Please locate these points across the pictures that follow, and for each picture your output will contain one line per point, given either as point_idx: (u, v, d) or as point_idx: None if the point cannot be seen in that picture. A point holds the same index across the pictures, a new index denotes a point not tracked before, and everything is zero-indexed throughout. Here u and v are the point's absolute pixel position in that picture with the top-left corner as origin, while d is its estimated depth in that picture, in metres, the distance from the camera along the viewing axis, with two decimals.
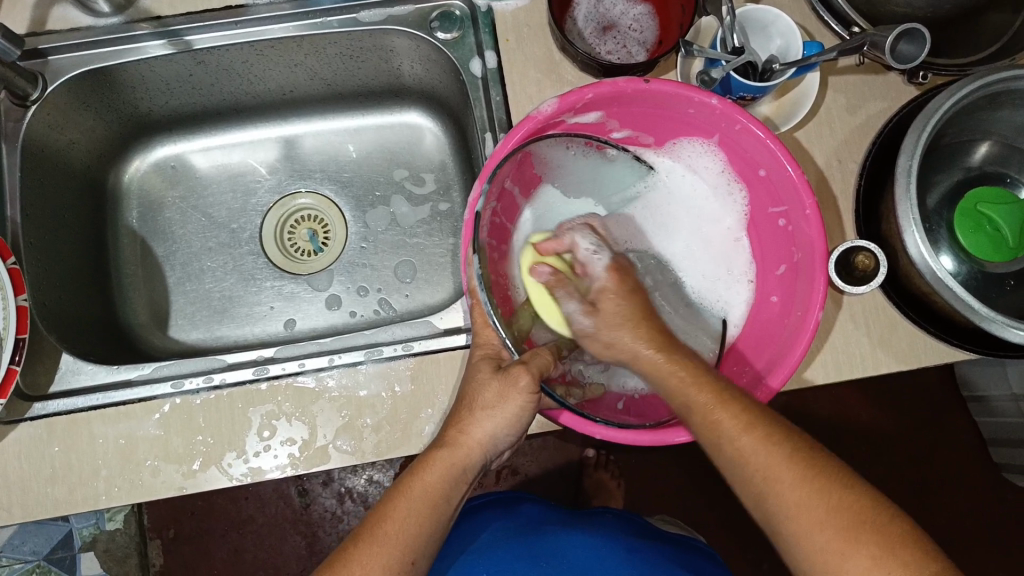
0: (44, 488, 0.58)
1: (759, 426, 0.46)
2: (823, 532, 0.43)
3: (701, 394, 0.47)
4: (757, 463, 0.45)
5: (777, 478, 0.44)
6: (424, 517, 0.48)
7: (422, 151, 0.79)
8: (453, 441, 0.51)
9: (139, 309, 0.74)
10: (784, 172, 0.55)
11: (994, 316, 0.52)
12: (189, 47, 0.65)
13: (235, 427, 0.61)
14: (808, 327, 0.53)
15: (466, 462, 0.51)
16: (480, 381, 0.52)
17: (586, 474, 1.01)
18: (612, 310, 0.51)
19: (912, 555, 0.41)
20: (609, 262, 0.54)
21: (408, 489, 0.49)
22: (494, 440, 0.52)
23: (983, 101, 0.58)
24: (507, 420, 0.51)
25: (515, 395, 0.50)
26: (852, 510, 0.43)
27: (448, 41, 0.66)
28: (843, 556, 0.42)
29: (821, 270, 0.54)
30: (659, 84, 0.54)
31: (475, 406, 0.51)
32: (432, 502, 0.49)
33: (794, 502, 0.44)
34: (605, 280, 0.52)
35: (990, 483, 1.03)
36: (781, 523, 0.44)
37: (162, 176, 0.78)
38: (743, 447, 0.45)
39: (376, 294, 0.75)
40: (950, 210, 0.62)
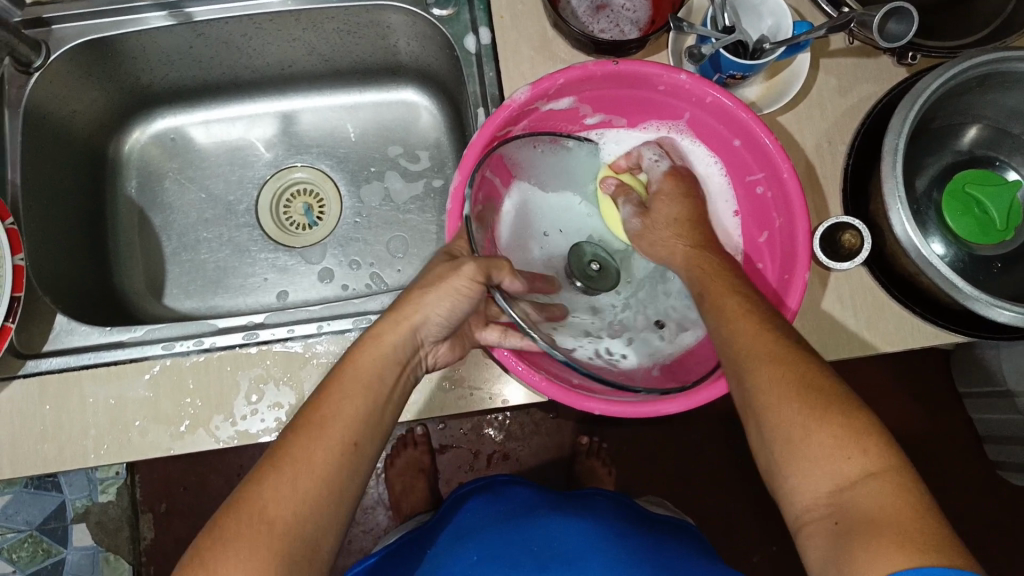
0: (34, 445, 0.59)
1: (752, 314, 0.47)
2: (791, 410, 0.42)
3: (714, 282, 0.51)
4: (745, 341, 0.46)
5: (761, 358, 0.45)
6: (361, 398, 0.48)
7: (417, 129, 0.79)
8: (387, 326, 0.51)
9: (135, 277, 0.75)
10: (761, 143, 0.56)
11: (978, 295, 0.53)
12: (189, 19, 0.67)
13: (223, 390, 0.61)
14: (794, 297, 0.54)
15: (398, 341, 0.51)
16: (430, 268, 0.52)
17: (578, 460, 1.01)
18: (662, 210, 0.57)
19: (878, 442, 0.40)
20: (668, 168, 0.60)
21: (342, 376, 0.48)
22: (429, 321, 0.52)
23: (973, 83, 0.58)
24: (447, 295, 0.51)
25: (456, 277, 0.50)
26: (824, 396, 0.42)
27: (443, 18, 0.67)
28: (808, 433, 0.41)
29: (803, 234, 0.55)
30: (628, 64, 0.55)
31: (413, 289, 0.52)
32: (366, 383, 0.48)
33: (766, 382, 0.44)
34: (663, 183, 0.58)
35: (984, 480, 1.02)
36: (753, 404, 0.44)
37: (161, 148, 0.79)
38: (737, 327, 0.47)
39: (368, 268, 0.76)
40: (938, 192, 0.62)
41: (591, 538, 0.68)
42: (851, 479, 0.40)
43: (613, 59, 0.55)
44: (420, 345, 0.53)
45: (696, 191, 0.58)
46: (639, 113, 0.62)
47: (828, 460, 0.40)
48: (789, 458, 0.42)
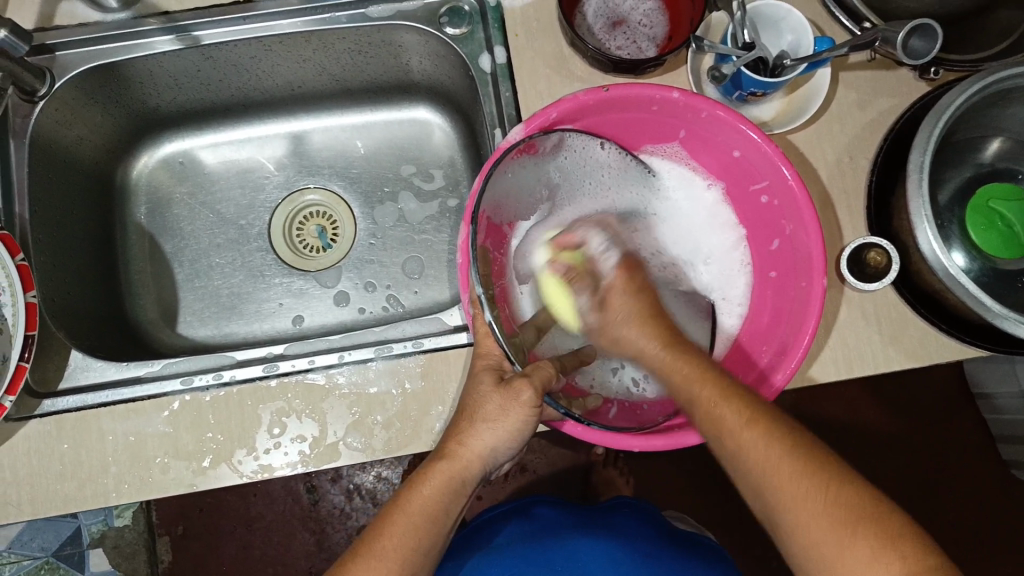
0: (54, 485, 0.58)
1: (759, 420, 0.45)
2: (823, 527, 0.41)
3: (701, 385, 0.48)
4: (757, 455, 0.44)
5: (818, 522, 0.41)
6: (422, 534, 0.48)
7: (430, 147, 0.79)
8: (453, 453, 0.51)
9: (148, 305, 0.74)
10: (760, 150, 0.56)
11: (1006, 313, 0.52)
12: (198, 43, 0.65)
13: (245, 424, 0.61)
14: (815, 307, 0.54)
15: (464, 475, 0.50)
16: (484, 393, 0.51)
17: (594, 471, 1.02)
18: (620, 309, 0.53)
19: (925, 559, 0.39)
20: (618, 261, 0.55)
21: (405, 507, 0.49)
22: (494, 453, 0.51)
23: (997, 98, 0.57)
24: (510, 431, 0.51)
25: (518, 408, 0.50)
26: (858, 505, 0.41)
27: (456, 37, 0.66)
28: (846, 548, 0.40)
29: (816, 242, 0.54)
30: (619, 89, 0.54)
31: (475, 418, 0.51)
32: (429, 516, 0.49)
33: (794, 499, 0.42)
34: (612, 279, 0.54)
35: (998, 480, 1.03)
36: (786, 524, 0.42)
37: (170, 172, 0.78)
38: (744, 441, 0.45)
39: (384, 290, 0.75)
40: (960, 207, 0.61)
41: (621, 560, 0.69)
42: None
43: (603, 86, 0.55)
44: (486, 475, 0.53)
45: (645, 283, 0.55)
46: (634, 134, 0.61)
47: None
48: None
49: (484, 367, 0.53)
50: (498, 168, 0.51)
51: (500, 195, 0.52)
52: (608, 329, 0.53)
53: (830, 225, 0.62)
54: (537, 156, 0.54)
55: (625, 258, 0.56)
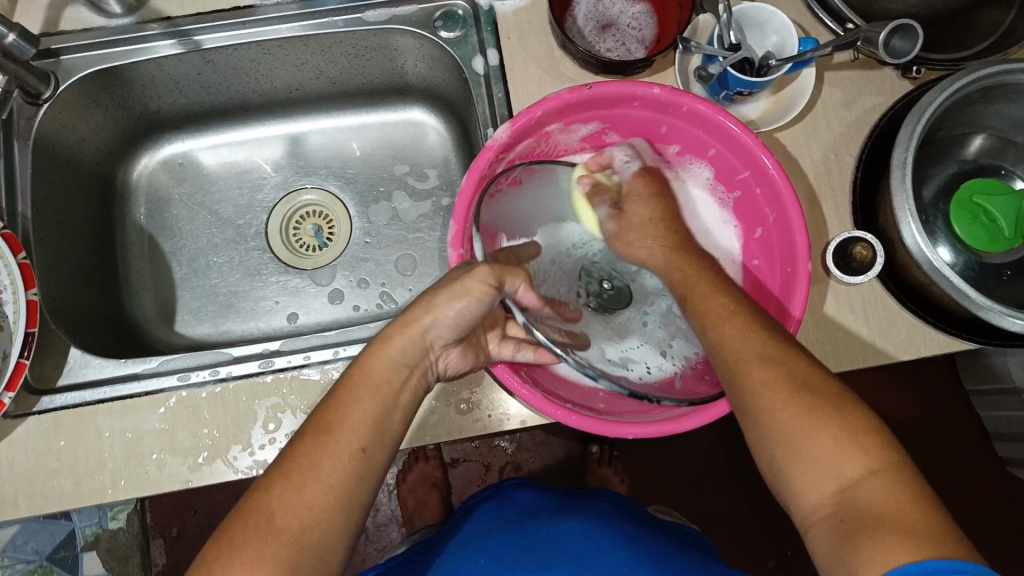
0: (51, 481, 0.59)
1: (740, 318, 0.49)
2: (788, 406, 0.43)
3: (698, 284, 0.53)
4: (734, 345, 0.47)
5: (784, 404, 0.44)
6: (371, 408, 0.47)
7: (424, 148, 0.80)
8: (398, 330, 0.50)
9: (146, 305, 0.75)
10: (740, 141, 0.57)
11: (992, 304, 0.53)
12: (198, 47, 0.67)
13: (240, 421, 0.61)
14: (801, 291, 0.54)
15: (410, 347, 0.50)
16: (442, 281, 0.52)
17: (590, 470, 0.99)
18: (635, 212, 0.61)
19: (878, 443, 0.41)
20: (641, 170, 0.63)
21: (352, 384, 0.48)
22: (443, 323, 0.51)
23: (979, 94, 0.59)
24: (465, 306, 0.51)
25: (474, 286, 0.50)
26: (822, 394, 0.43)
27: (450, 40, 0.67)
28: (808, 433, 0.42)
29: (801, 228, 0.55)
30: (601, 88, 0.56)
31: (422, 299, 0.51)
32: (377, 390, 0.48)
33: (762, 385, 0.45)
34: (635, 184, 0.62)
35: (994, 479, 1.03)
36: (753, 406, 0.45)
37: (169, 173, 0.79)
38: (726, 332, 0.48)
39: (378, 287, 0.76)
40: (945, 201, 0.62)
41: (600, 540, 0.65)
42: (851, 478, 0.40)
43: (586, 83, 0.56)
44: (432, 352, 0.52)
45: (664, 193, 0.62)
46: (618, 130, 0.62)
47: (828, 460, 0.41)
48: (793, 460, 0.42)
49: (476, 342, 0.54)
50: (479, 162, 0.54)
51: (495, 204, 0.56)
52: (624, 235, 0.60)
53: (817, 219, 0.63)
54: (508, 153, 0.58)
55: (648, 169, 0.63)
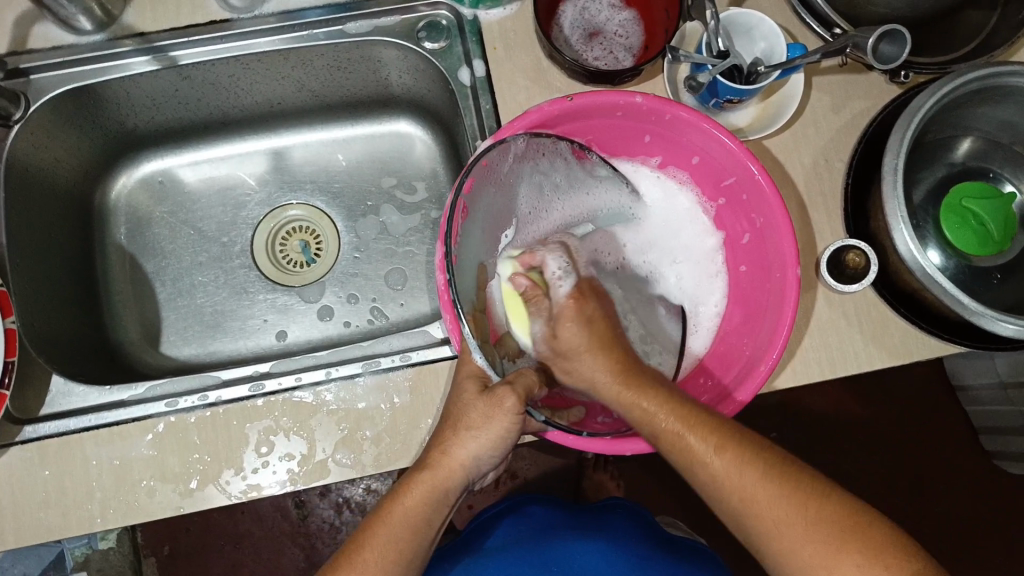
0: (39, 512, 0.57)
1: (727, 444, 0.47)
2: (809, 548, 0.43)
3: (669, 419, 0.47)
4: (731, 483, 0.46)
5: (802, 541, 0.44)
6: (404, 546, 0.48)
7: (411, 160, 0.79)
8: (434, 463, 0.51)
9: (130, 327, 0.74)
10: (724, 148, 0.56)
11: (984, 310, 0.53)
12: (175, 63, 0.65)
13: (232, 444, 0.60)
14: (791, 294, 0.54)
15: (448, 485, 0.50)
16: (467, 402, 0.51)
17: (586, 476, 1.01)
18: (570, 338, 0.51)
19: (900, 557, 0.42)
20: (573, 288, 0.53)
21: (388, 517, 0.49)
22: (477, 462, 0.51)
23: (967, 98, 0.59)
24: (493, 440, 0.50)
25: (501, 416, 0.49)
26: (836, 519, 0.44)
27: (435, 51, 0.66)
28: (830, 564, 0.42)
29: (788, 233, 0.55)
30: (583, 99, 0.55)
31: (459, 427, 0.51)
32: (412, 527, 0.49)
33: (771, 518, 0.44)
34: (565, 304, 0.52)
35: (981, 470, 1.05)
36: (770, 545, 0.44)
37: (150, 193, 0.78)
38: (716, 468, 0.46)
39: (368, 303, 0.75)
40: (935, 206, 0.63)
41: (614, 557, 0.67)
42: None
43: (568, 96, 0.55)
44: (469, 485, 0.53)
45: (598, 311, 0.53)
46: (601, 142, 0.61)
47: None
48: None
49: (470, 373, 0.53)
50: (459, 196, 0.50)
51: (478, 235, 0.52)
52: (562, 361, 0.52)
53: (809, 226, 0.63)
54: (496, 173, 0.52)
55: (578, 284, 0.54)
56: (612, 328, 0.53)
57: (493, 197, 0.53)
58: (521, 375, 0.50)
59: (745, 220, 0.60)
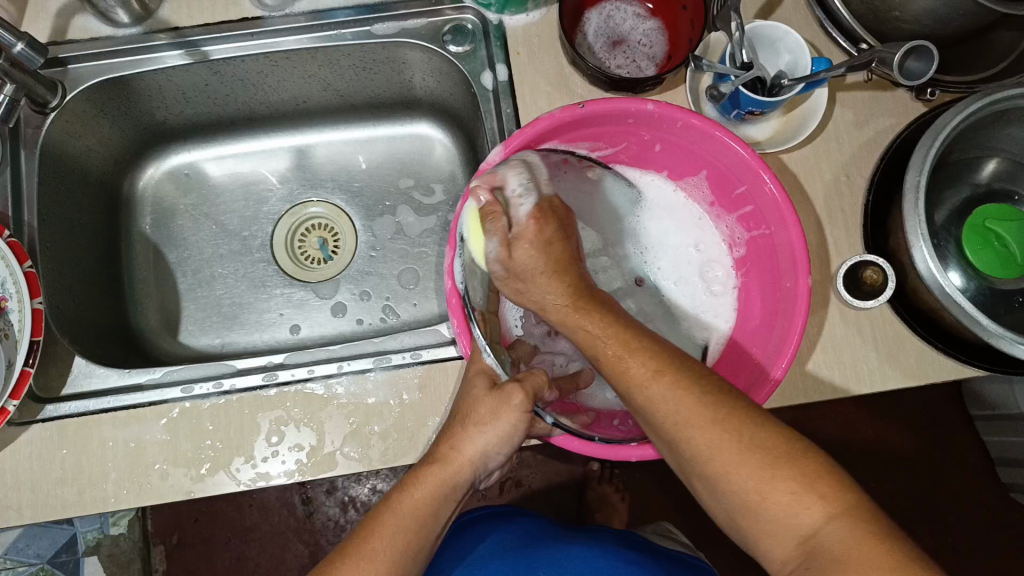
0: (54, 490, 0.58)
1: (668, 371, 0.45)
2: (741, 469, 0.42)
3: (612, 340, 0.48)
4: (665, 403, 0.44)
5: (736, 463, 0.42)
6: (411, 536, 0.47)
7: (431, 162, 0.80)
8: (443, 457, 0.50)
9: (150, 314, 0.75)
10: (734, 154, 0.56)
11: (1003, 332, 0.52)
12: (206, 58, 0.66)
13: (244, 432, 0.61)
14: (803, 305, 0.54)
15: (455, 479, 0.50)
16: (474, 398, 0.51)
17: (589, 486, 1.01)
18: (525, 260, 0.53)
19: (829, 483, 0.41)
20: (534, 208, 0.54)
21: (398, 506, 0.48)
22: (485, 457, 0.51)
23: (992, 118, 0.58)
24: (501, 434, 0.50)
25: (509, 412, 0.50)
26: (766, 444, 0.42)
27: (459, 54, 0.67)
28: (764, 489, 0.41)
29: (800, 242, 0.54)
30: (594, 106, 0.54)
31: (466, 422, 0.51)
32: (422, 518, 0.48)
33: (706, 445, 0.43)
34: (524, 227, 0.53)
35: (998, 503, 1.02)
36: (702, 462, 0.43)
37: (176, 184, 0.79)
38: (651, 393, 0.45)
39: (382, 301, 0.76)
40: (957, 226, 0.62)
41: (601, 563, 0.65)
42: (816, 526, 0.40)
43: (580, 102, 0.54)
44: (474, 482, 0.52)
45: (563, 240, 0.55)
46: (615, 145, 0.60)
47: (790, 512, 0.41)
48: (759, 520, 0.42)
49: (478, 371, 0.52)
50: (472, 210, 0.53)
51: None
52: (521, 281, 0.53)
53: (827, 241, 0.62)
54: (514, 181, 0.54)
55: (539, 203, 0.55)
56: (570, 249, 0.55)
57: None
58: (530, 374, 0.52)
59: (757, 232, 0.59)
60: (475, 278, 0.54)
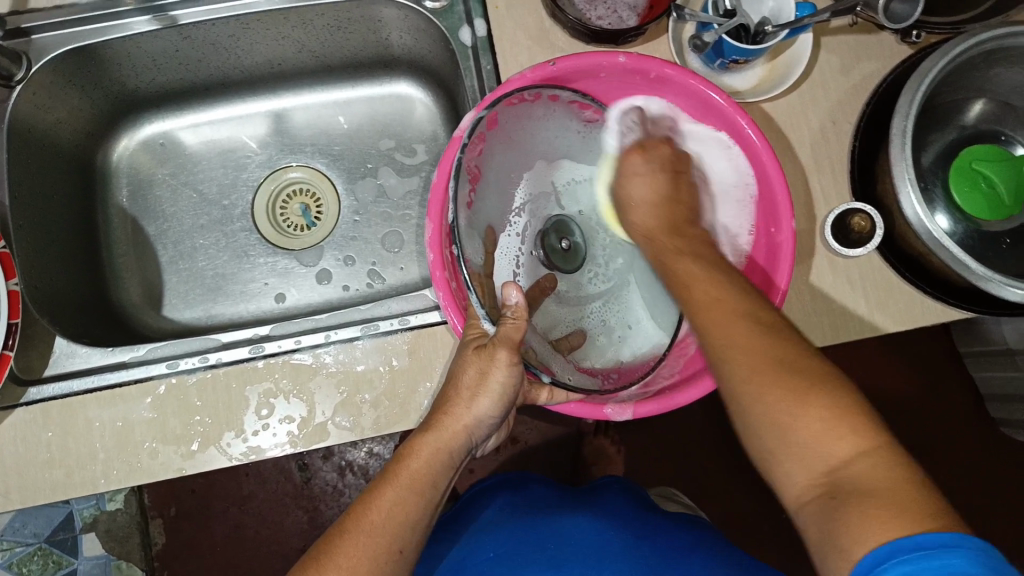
0: (42, 473, 0.58)
1: (757, 308, 0.45)
2: (775, 398, 0.42)
3: (684, 258, 0.49)
4: (719, 329, 0.45)
5: (778, 394, 0.42)
6: (410, 506, 0.47)
7: (413, 123, 0.78)
8: (438, 424, 0.50)
9: (132, 290, 0.74)
10: (712, 101, 0.55)
11: (990, 275, 0.52)
12: (174, 23, 0.64)
13: (231, 407, 0.60)
14: (789, 251, 0.54)
15: (452, 447, 0.50)
16: (463, 361, 0.50)
17: (586, 442, 1.02)
18: (638, 189, 0.53)
19: (865, 421, 0.40)
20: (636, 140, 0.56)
21: (395, 478, 0.48)
22: (478, 422, 0.51)
23: (979, 59, 0.57)
24: (494, 398, 0.50)
25: (497, 370, 0.49)
26: (816, 377, 0.42)
27: (436, 10, 0.65)
28: (801, 418, 0.41)
29: (782, 190, 0.54)
30: (566, 62, 0.54)
31: (460, 388, 0.51)
32: (420, 487, 0.48)
33: (740, 359, 0.43)
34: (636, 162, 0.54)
35: (987, 441, 1.04)
36: (737, 390, 0.43)
37: (151, 154, 0.77)
38: (710, 317, 0.45)
39: (368, 266, 0.75)
40: (944, 169, 0.62)
41: (610, 534, 0.64)
42: (848, 459, 0.39)
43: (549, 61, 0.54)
44: (471, 448, 0.53)
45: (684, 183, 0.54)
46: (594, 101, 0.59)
47: (821, 443, 0.40)
48: (782, 451, 0.41)
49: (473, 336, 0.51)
50: (463, 160, 0.49)
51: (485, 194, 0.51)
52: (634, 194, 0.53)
53: (814, 191, 0.62)
54: (501, 130, 0.51)
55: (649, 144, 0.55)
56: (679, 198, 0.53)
57: (504, 158, 0.52)
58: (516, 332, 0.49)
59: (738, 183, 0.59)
60: (472, 238, 0.49)
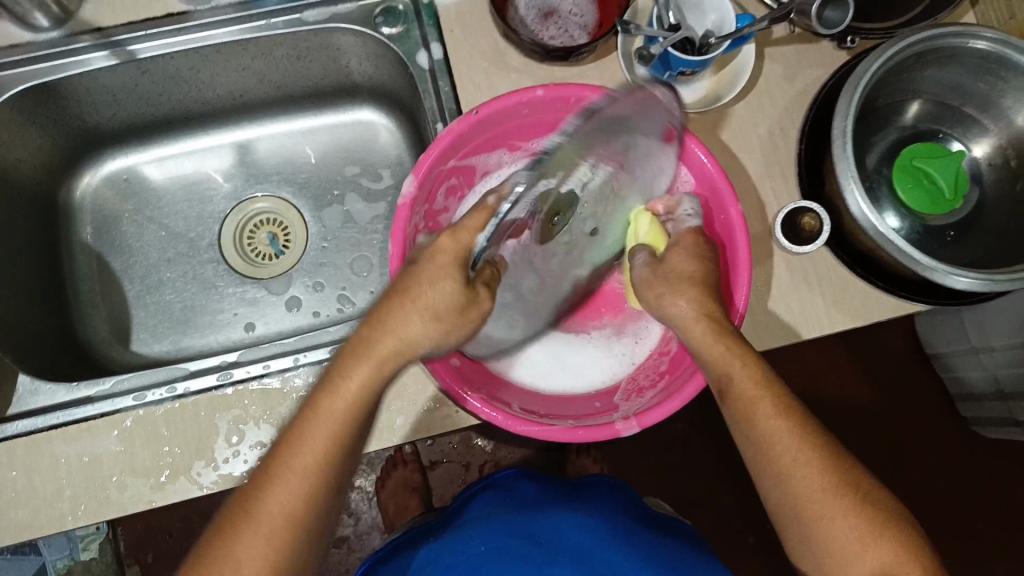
0: (6, 512, 0.57)
1: (792, 411, 0.48)
2: (814, 496, 0.47)
3: (732, 355, 0.48)
4: (783, 442, 0.48)
5: (811, 478, 0.48)
6: (313, 479, 0.45)
7: (377, 148, 0.80)
8: (335, 388, 0.45)
9: (98, 326, 0.73)
10: None
11: (935, 265, 0.54)
12: (133, 57, 0.65)
13: (201, 435, 0.60)
14: (743, 256, 0.55)
15: (352, 412, 0.45)
16: (426, 276, 0.45)
17: (569, 461, 1.01)
18: (677, 263, 0.52)
19: (878, 506, 0.48)
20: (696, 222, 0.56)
21: (294, 444, 0.45)
22: (415, 349, 0.45)
23: (912, 61, 0.60)
24: (441, 326, 0.45)
25: (474, 311, 0.46)
26: (838, 465, 0.48)
27: (393, 36, 0.67)
28: (834, 519, 0.47)
29: (732, 200, 0.56)
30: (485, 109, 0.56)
31: (405, 300, 0.45)
32: (322, 456, 0.45)
33: (787, 464, 0.48)
34: (685, 236, 0.54)
35: (960, 437, 1.06)
36: (779, 475, 0.48)
37: (115, 190, 0.78)
38: (774, 428, 0.48)
39: (336, 292, 0.75)
40: (888, 167, 0.64)
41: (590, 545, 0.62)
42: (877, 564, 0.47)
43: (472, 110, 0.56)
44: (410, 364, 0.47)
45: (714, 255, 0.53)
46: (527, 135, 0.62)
47: (851, 541, 0.47)
48: (817, 539, 0.48)
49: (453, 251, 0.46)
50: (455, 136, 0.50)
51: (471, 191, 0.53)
52: (658, 283, 0.52)
53: (767, 194, 0.64)
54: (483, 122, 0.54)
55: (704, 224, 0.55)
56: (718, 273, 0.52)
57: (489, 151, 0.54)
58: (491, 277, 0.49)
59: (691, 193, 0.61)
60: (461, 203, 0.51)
